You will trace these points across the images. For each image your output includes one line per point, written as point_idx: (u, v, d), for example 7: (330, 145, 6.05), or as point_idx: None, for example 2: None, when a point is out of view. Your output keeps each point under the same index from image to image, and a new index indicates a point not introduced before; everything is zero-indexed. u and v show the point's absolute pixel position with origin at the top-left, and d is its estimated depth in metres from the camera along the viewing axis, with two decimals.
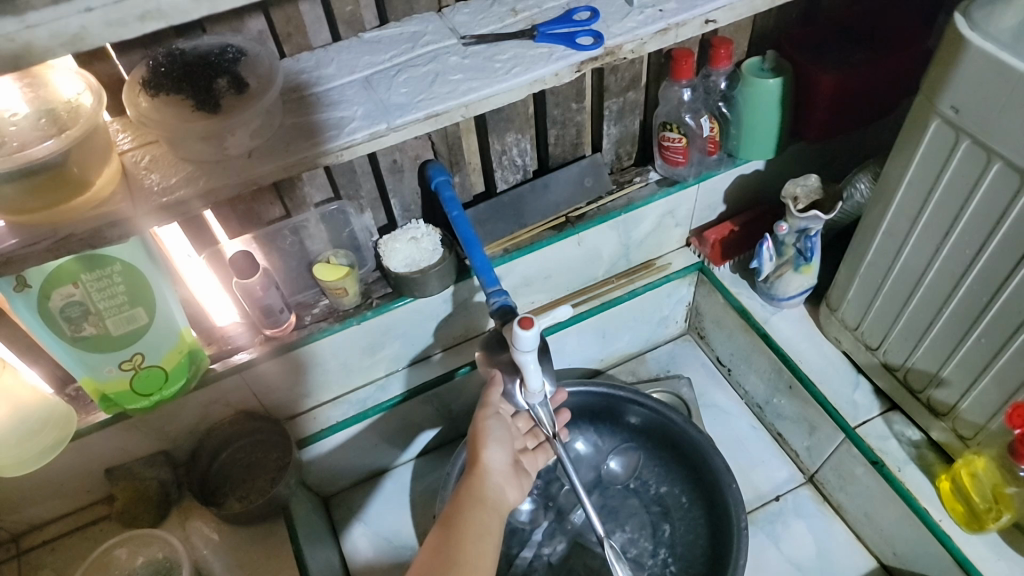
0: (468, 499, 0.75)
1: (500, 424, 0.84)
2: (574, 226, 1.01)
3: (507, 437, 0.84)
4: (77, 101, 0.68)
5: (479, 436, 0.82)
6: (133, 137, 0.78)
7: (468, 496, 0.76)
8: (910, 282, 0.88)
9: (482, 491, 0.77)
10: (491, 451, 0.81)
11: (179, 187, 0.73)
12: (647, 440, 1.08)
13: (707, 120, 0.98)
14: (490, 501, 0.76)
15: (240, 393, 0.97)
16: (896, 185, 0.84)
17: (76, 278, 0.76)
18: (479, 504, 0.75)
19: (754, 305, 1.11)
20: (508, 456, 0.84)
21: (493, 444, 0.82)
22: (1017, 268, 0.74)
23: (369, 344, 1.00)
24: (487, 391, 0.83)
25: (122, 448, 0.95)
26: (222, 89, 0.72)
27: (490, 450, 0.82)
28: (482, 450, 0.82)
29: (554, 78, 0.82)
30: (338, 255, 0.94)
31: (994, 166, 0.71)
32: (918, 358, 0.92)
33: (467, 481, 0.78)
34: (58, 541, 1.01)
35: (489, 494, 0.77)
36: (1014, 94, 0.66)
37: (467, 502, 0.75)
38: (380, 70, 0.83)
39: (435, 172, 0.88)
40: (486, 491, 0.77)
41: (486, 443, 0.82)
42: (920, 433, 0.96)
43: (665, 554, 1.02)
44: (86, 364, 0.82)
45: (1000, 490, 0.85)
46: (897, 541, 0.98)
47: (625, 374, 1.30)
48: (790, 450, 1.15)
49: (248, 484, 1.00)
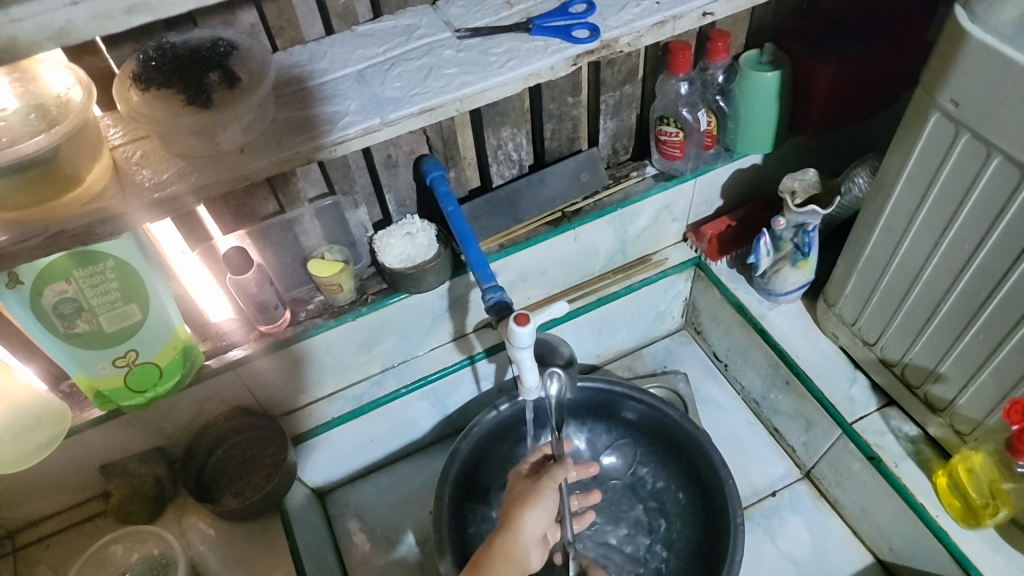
0: (497, 560, 0.75)
1: (554, 494, 0.82)
2: (570, 222, 1.00)
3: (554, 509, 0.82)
4: (67, 95, 0.67)
5: (531, 495, 0.80)
6: (123, 132, 0.77)
7: (495, 556, 0.76)
8: (908, 276, 0.88)
9: (510, 551, 0.76)
10: (535, 514, 0.79)
11: (171, 182, 0.72)
12: (643, 436, 1.07)
13: (704, 114, 0.97)
14: (518, 561, 0.76)
15: (235, 389, 0.96)
16: (894, 180, 0.84)
17: (68, 275, 0.76)
18: (507, 567, 0.75)
19: (751, 300, 1.10)
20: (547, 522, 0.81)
21: (541, 509, 0.80)
22: (1016, 264, 0.73)
23: (365, 340, 1.00)
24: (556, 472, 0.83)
25: (116, 444, 0.95)
26: (214, 83, 0.72)
27: (534, 511, 0.79)
28: (526, 509, 0.79)
29: (550, 72, 0.81)
30: (332, 251, 0.95)
31: (994, 160, 0.71)
32: (916, 354, 0.91)
33: (500, 538, 0.77)
34: (54, 538, 1.00)
35: (517, 554, 0.76)
36: (1015, 87, 0.65)
37: (494, 564, 0.75)
38: (374, 64, 0.82)
39: (430, 167, 0.89)
40: (515, 552, 0.76)
41: (533, 505, 0.79)
42: (917, 428, 0.96)
43: (661, 549, 1.02)
44: (81, 360, 0.82)
45: (997, 486, 0.85)
46: (893, 536, 0.98)
47: (622, 370, 1.28)
48: (787, 445, 1.14)
49: (244, 480, 0.99)
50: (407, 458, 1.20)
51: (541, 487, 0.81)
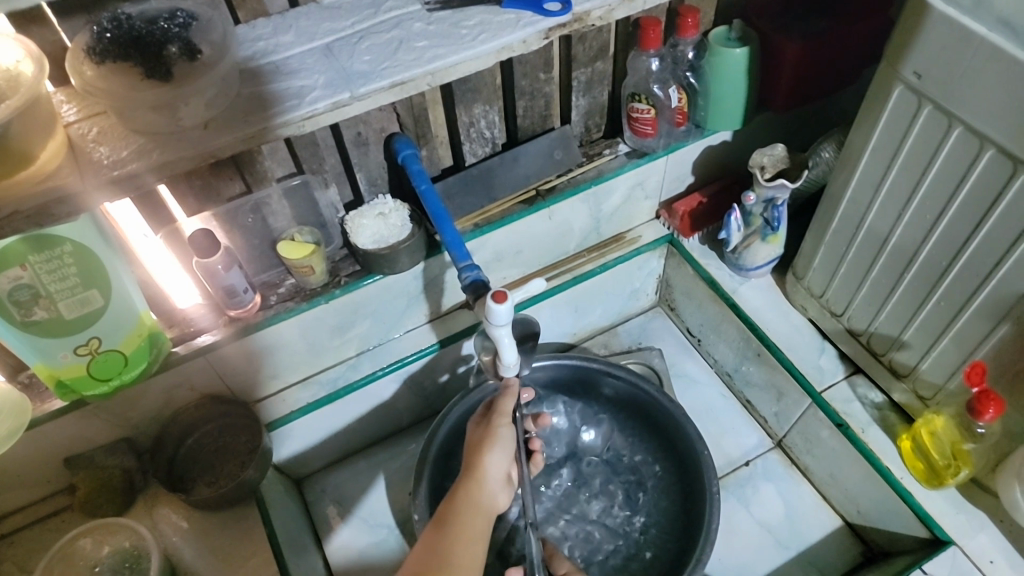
0: (462, 505, 0.76)
1: (510, 433, 0.83)
2: (545, 199, 1.00)
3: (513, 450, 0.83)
4: (17, 69, 0.64)
5: (488, 439, 0.81)
6: (78, 108, 0.74)
7: (461, 502, 0.76)
8: (874, 247, 0.90)
9: (475, 496, 0.77)
10: (496, 457, 0.80)
11: (130, 160, 0.70)
12: (620, 411, 1.08)
13: (675, 91, 0.98)
14: (483, 506, 0.77)
15: (205, 376, 0.93)
16: (860, 153, 0.86)
17: (23, 260, 0.73)
18: (473, 511, 0.76)
19: (723, 276, 1.12)
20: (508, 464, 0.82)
21: (499, 451, 0.81)
22: (976, 231, 0.76)
23: (341, 323, 0.98)
24: (502, 399, 0.83)
25: (81, 436, 0.92)
26: (173, 55, 0.69)
27: (494, 455, 0.80)
28: (486, 453, 0.80)
29: (522, 46, 0.80)
30: (302, 232, 0.92)
31: (955, 131, 0.73)
32: (881, 323, 0.94)
33: (464, 485, 0.77)
34: (17, 535, 0.96)
35: (483, 502, 0.77)
36: (976, 60, 0.67)
37: (459, 509, 0.76)
38: (342, 37, 0.80)
39: (401, 145, 0.87)
40: (480, 496, 0.77)
41: (492, 448, 0.80)
42: (883, 395, 0.99)
43: (641, 521, 1.03)
44: (41, 349, 0.79)
45: (958, 447, 0.89)
46: (861, 500, 1.01)
47: (597, 348, 1.29)
48: (759, 416, 1.17)
49: (217, 468, 0.97)
50: (385, 440, 1.19)
51: (496, 429, 0.82)
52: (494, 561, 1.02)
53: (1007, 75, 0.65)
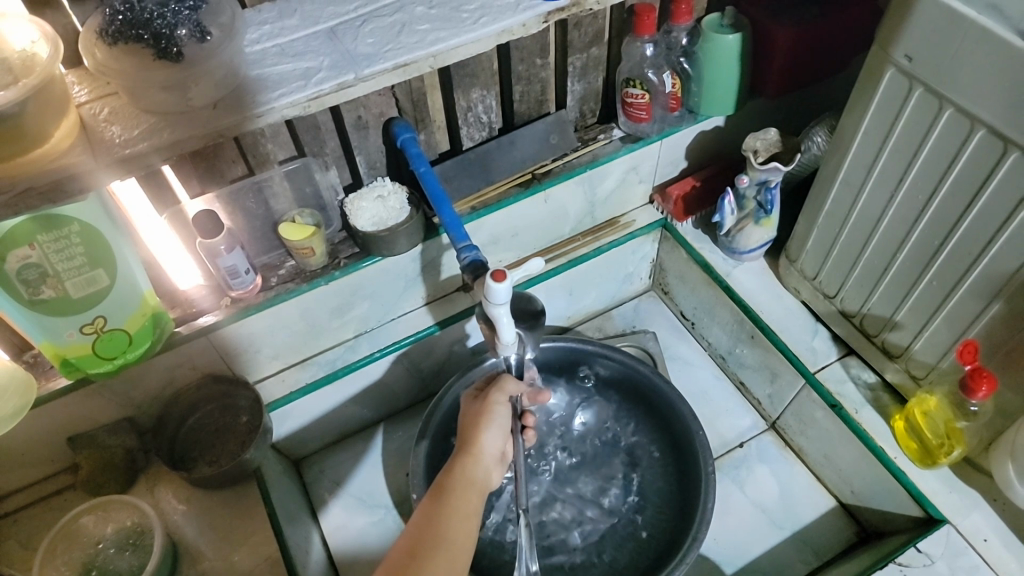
0: (459, 481, 0.77)
1: (504, 409, 0.84)
2: (541, 182, 1.02)
3: (507, 425, 0.84)
4: (32, 51, 0.65)
5: (484, 416, 0.82)
6: (89, 89, 0.76)
7: (457, 477, 0.77)
8: (866, 229, 0.92)
9: (471, 472, 0.78)
10: (492, 433, 0.82)
11: (140, 139, 0.71)
12: (614, 392, 1.10)
13: (669, 76, 1.00)
14: (478, 482, 0.78)
15: (207, 356, 0.95)
16: (852, 136, 0.87)
17: (32, 240, 0.75)
18: (468, 487, 0.77)
19: (717, 259, 1.14)
20: (503, 440, 0.84)
21: (495, 427, 0.82)
22: (967, 212, 0.77)
23: (339, 304, 1.00)
24: (505, 380, 0.85)
25: (85, 415, 0.93)
26: (183, 37, 0.70)
27: (491, 430, 0.82)
28: (482, 429, 0.81)
29: (521, 29, 0.82)
30: (303, 214, 0.94)
31: (946, 112, 0.75)
32: (874, 304, 0.96)
33: (460, 461, 0.79)
34: (20, 513, 0.98)
35: (478, 476, 0.78)
36: (965, 40, 0.69)
37: (455, 485, 0.76)
38: (345, 21, 0.82)
39: (401, 129, 0.89)
40: (477, 473, 0.78)
41: (488, 425, 0.82)
42: (876, 375, 1.00)
43: (635, 500, 1.04)
44: (47, 328, 0.80)
45: (952, 425, 0.90)
46: (854, 479, 1.02)
47: (592, 331, 1.31)
48: (753, 398, 1.18)
49: (218, 448, 0.98)
50: (383, 422, 1.20)
51: (493, 405, 0.83)
52: (491, 542, 1.03)
53: (998, 55, 0.67)
